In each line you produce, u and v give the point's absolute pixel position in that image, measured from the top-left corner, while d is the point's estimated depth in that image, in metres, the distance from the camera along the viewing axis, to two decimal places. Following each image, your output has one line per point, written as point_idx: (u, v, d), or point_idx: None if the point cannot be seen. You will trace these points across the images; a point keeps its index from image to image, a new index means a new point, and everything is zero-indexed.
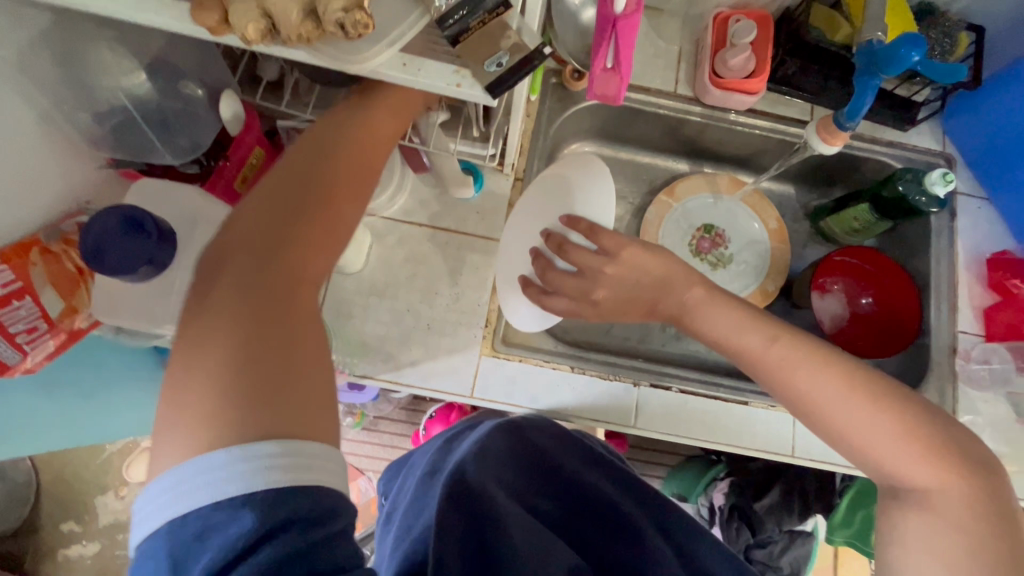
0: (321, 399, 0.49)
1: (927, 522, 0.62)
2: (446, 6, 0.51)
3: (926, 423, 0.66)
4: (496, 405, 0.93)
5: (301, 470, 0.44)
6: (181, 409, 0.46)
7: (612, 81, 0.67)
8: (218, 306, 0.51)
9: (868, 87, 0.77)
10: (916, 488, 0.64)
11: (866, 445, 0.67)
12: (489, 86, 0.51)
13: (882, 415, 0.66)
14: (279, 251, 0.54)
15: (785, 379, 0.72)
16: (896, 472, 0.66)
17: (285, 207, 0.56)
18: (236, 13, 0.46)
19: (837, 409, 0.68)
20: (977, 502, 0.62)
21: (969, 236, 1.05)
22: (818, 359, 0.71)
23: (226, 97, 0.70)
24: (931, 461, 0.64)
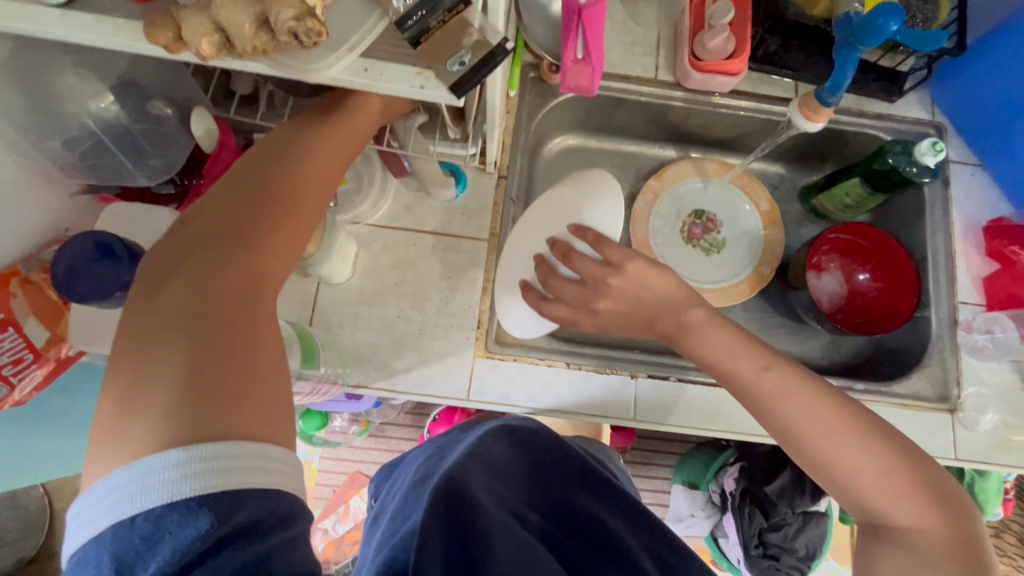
0: (284, 398, 0.51)
1: (906, 560, 0.65)
2: (405, 6, 0.49)
3: (908, 461, 0.69)
4: (493, 407, 0.92)
5: (254, 476, 0.44)
6: (128, 422, 0.45)
7: (585, 72, 0.65)
8: (173, 304, 0.51)
9: (848, 61, 0.75)
10: (897, 524, 0.67)
11: (852, 481, 0.70)
12: (453, 86, 0.50)
13: (868, 453, 0.69)
14: (237, 251, 0.55)
15: (772, 408, 0.74)
16: (879, 509, 0.69)
17: (244, 209, 0.57)
18: (188, 29, 0.45)
19: (827, 443, 0.71)
20: (954, 543, 0.65)
21: (964, 205, 1.04)
22: (812, 388, 0.73)
23: (197, 114, 0.69)
24: (914, 502, 0.67)
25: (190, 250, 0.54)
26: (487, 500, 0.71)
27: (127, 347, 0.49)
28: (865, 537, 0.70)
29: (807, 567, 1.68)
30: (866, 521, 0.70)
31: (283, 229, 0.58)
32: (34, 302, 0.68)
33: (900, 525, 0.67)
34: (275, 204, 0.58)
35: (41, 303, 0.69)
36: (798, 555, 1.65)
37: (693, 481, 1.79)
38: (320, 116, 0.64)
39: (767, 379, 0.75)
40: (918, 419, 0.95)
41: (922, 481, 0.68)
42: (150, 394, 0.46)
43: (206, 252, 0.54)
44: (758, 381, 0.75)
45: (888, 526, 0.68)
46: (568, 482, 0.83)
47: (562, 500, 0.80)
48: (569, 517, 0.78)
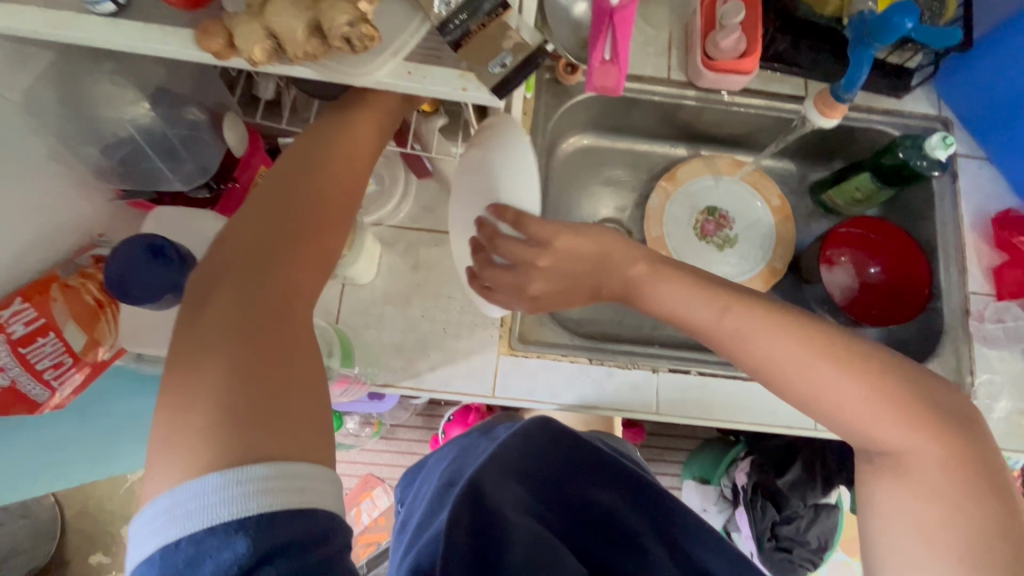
0: (321, 414, 0.51)
1: (906, 492, 0.61)
2: (446, 11, 0.51)
3: (900, 383, 0.64)
4: (518, 403, 0.93)
5: (293, 492, 0.44)
6: (174, 442, 0.46)
7: (611, 73, 0.66)
8: (209, 329, 0.52)
9: (863, 58, 0.77)
10: (886, 446, 0.63)
11: (843, 411, 0.66)
12: (495, 88, 0.51)
13: (842, 373, 0.65)
14: (266, 272, 0.55)
15: (730, 349, 0.72)
16: (872, 438, 0.64)
17: (269, 228, 0.57)
18: (241, 37, 0.47)
19: (810, 376, 0.67)
20: (959, 465, 0.60)
21: (972, 197, 1.06)
22: (775, 313, 0.71)
23: (231, 121, 0.71)
24: (908, 426, 0.62)
25: (222, 274, 0.55)
26: (509, 503, 0.76)
27: (171, 368, 0.50)
28: (860, 464, 0.66)
29: (819, 558, 1.70)
30: (859, 447, 0.67)
31: (310, 247, 0.59)
32: (74, 306, 0.69)
33: (889, 448, 0.63)
34: (302, 217, 0.59)
35: (79, 307, 0.69)
36: (811, 547, 1.67)
37: (704, 476, 1.83)
38: (339, 125, 0.64)
39: (725, 312, 0.73)
40: None
41: (906, 397, 0.64)
42: (192, 416, 0.47)
43: (237, 276, 0.55)
44: (716, 316, 0.73)
45: (880, 450, 0.64)
46: (587, 481, 0.85)
47: (581, 502, 0.83)
48: (589, 514, 0.82)
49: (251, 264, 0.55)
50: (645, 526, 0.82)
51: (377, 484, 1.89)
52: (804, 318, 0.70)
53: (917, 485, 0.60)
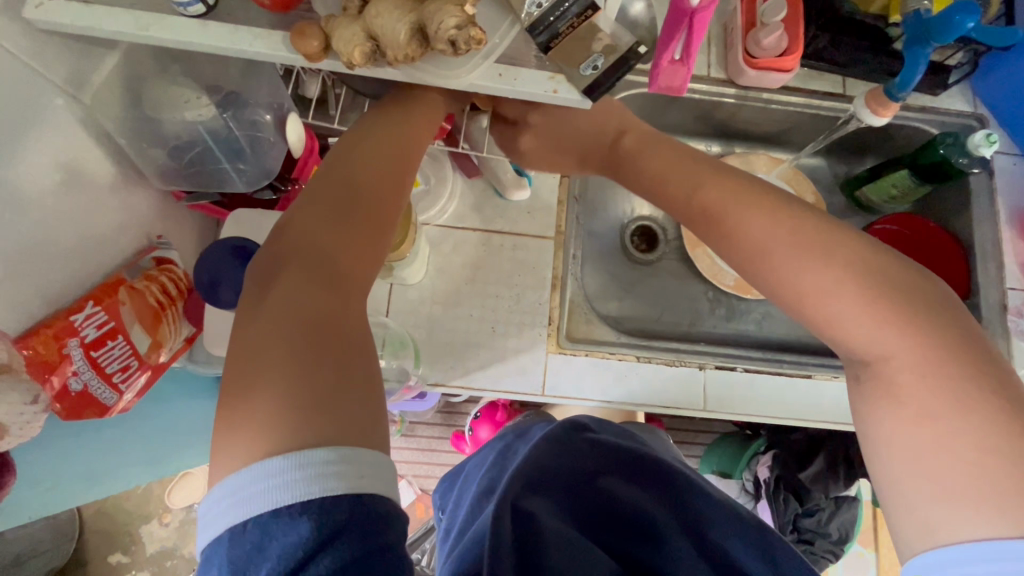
0: (381, 418, 0.47)
1: (895, 412, 0.55)
2: (537, 10, 0.51)
3: (885, 277, 0.58)
4: (566, 401, 0.94)
5: (355, 478, 0.41)
6: (233, 432, 0.44)
7: (679, 73, 0.68)
8: (263, 329, 0.47)
9: (919, 56, 0.77)
10: (873, 357, 0.57)
11: (825, 313, 0.59)
12: (585, 91, 0.52)
13: (818, 260, 0.59)
14: (322, 269, 0.51)
15: (713, 229, 0.67)
16: (849, 341, 0.58)
17: (324, 223, 0.53)
18: (340, 39, 0.47)
19: (785, 272, 0.61)
20: (943, 361, 0.54)
21: (1008, 194, 1.07)
22: (747, 201, 0.65)
23: (292, 121, 0.71)
24: (892, 327, 0.56)
25: (275, 272, 0.50)
26: (541, 510, 0.76)
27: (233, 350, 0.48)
28: (848, 387, 0.61)
29: (841, 549, 1.73)
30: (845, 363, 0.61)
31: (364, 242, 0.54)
32: (141, 306, 0.68)
33: (872, 359, 0.57)
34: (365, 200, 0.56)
35: (146, 308, 0.69)
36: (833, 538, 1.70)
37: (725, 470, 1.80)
38: (398, 114, 0.63)
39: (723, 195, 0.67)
40: None
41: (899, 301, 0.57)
42: (257, 416, 0.44)
43: (295, 271, 0.50)
44: (696, 199, 0.69)
45: (869, 366, 0.58)
46: (621, 482, 0.86)
47: (606, 502, 0.83)
48: (614, 508, 0.82)
49: (314, 245, 0.52)
50: (673, 522, 0.81)
51: (397, 479, 1.86)
52: (798, 208, 0.64)
53: (910, 405, 0.54)
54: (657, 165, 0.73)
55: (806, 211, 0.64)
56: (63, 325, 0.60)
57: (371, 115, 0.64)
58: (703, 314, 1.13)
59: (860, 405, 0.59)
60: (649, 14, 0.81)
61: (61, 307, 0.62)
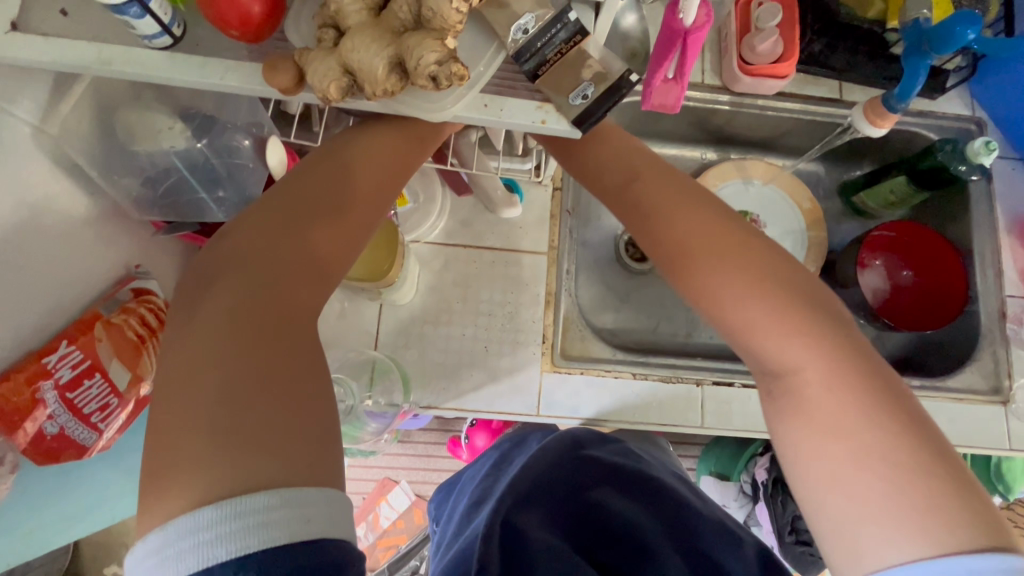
0: (330, 454, 0.45)
1: (802, 427, 0.53)
2: (522, 37, 0.48)
3: (790, 290, 0.57)
4: (562, 421, 0.92)
5: (298, 523, 0.38)
6: (163, 475, 0.41)
7: (673, 91, 0.66)
8: (198, 342, 0.46)
9: (919, 67, 0.75)
10: (783, 368, 0.56)
11: (738, 321, 0.58)
12: (575, 121, 0.49)
13: (734, 269, 0.59)
14: (267, 282, 0.50)
15: (643, 225, 0.64)
16: (765, 352, 0.57)
17: (273, 236, 0.53)
18: (316, 74, 0.44)
19: (707, 277, 0.59)
20: (838, 377, 0.53)
21: (1007, 199, 1.06)
22: (670, 199, 0.64)
23: (273, 144, 0.68)
24: (796, 336, 0.55)
25: (216, 282, 0.50)
26: (531, 523, 0.75)
27: (160, 381, 0.45)
28: (761, 402, 0.58)
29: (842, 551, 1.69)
30: (758, 377, 0.59)
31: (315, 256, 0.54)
32: (119, 339, 0.66)
33: (783, 371, 0.56)
34: (310, 222, 0.55)
35: (124, 339, 0.66)
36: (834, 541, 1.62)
37: (723, 472, 1.82)
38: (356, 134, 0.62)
39: (647, 190, 0.65)
40: (973, 412, 0.97)
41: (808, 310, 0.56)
42: (186, 444, 0.42)
43: (230, 296, 0.49)
44: (624, 192, 0.66)
45: (779, 378, 0.56)
46: (613, 494, 0.84)
47: (603, 516, 0.80)
48: (604, 520, 0.80)
49: (254, 270, 0.51)
50: (660, 533, 0.80)
51: (394, 486, 1.84)
52: (728, 211, 0.63)
53: (821, 419, 0.52)
54: (587, 154, 0.68)
55: (724, 213, 0.63)
56: (36, 368, 0.58)
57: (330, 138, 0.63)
58: (699, 324, 1.12)
59: (774, 421, 0.56)
60: (641, 26, 0.79)
61: (33, 348, 0.60)
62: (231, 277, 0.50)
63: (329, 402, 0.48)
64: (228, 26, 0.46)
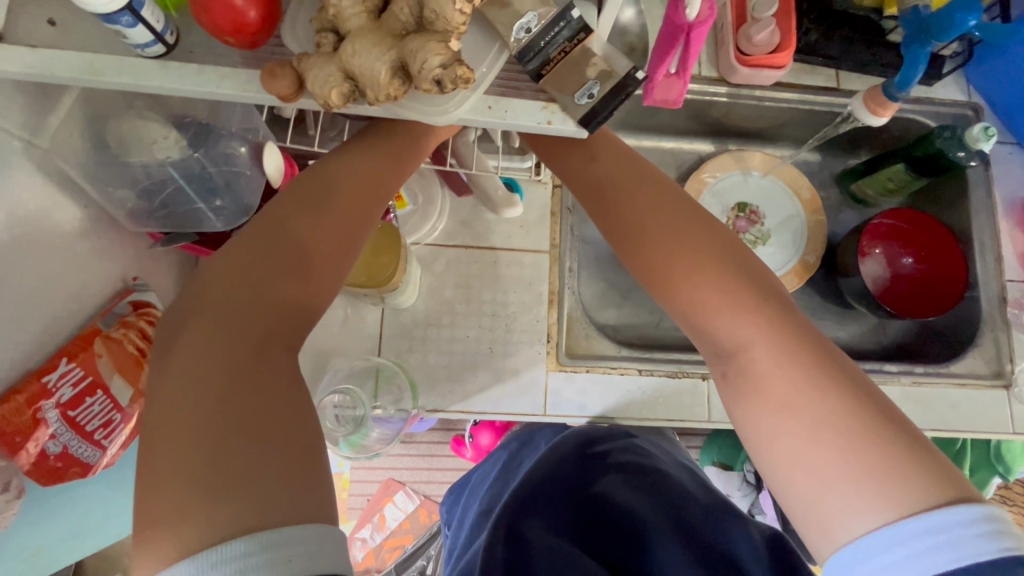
0: (320, 488, 0.44)
1: (760, 406, 0.52)
2: (525, 35, 0.47)
3: (734, 268, 0.58)
4: (569, 419, 0.92)
5: (284, 563, 0.38)
6: (147, 524, 0.40)
7: (674, 86, 0.66)
8: (186, 365, 0.47)
9: (919, 56, 0.75)
10: (735, 347, 0.55)
11: (691, 301, 0.58)
12: (582, 121, 0.48)
13: (683, 247, 0.59)
14: (244, 315, 0.49)
15: (600, 206, 0.65)
16: (717, 332, 0.56)
17: (254, 247, 0.53)
18: (316, 80, 0.43)
19: (660, 258, 0.60)
20: (787, 353, 0.52)
21: (1004, 184, 1.06)
22: (639, 191, 0.63)
23: (270, 150, 0.67)
24: (748, 313, 0.55)
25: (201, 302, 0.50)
26: (534, 530, 0.75)
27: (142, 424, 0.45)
28: (720, 386, 0.58)
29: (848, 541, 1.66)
30: (714, 360, 0.58)
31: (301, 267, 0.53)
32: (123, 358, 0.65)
33: (733, 353, 0.55)
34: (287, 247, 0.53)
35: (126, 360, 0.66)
36: None
37: (725, 461, 1.80)
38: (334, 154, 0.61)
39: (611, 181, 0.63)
40: (974, 396, 0.98)
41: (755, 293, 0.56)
42: (166, 490, 0.41)
43: (208, 333, 0.48)
44: (586, 173, 0.66)
45: (734, 358, 0.55)
46: (620, 487, 0.85)
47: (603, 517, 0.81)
48: (607, 517, 0.80)
49: (232, 303, 0.50)
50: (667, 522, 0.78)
51: (400, 488, 1.83)
52: (680, 193, 0.64)
53: (776, 397, 0.51)
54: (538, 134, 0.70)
55: (688, 205, 0.62)
56: (36, 389, 0.57)
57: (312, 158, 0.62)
58: None
59: (735, 406, 0.56)
60: (639, 20, 0.78)
61: (33, 367, 0.58)
62: (209, 311, 0.49)
63: (314, 433, 0.47)
64: (224, 34, 0.44)
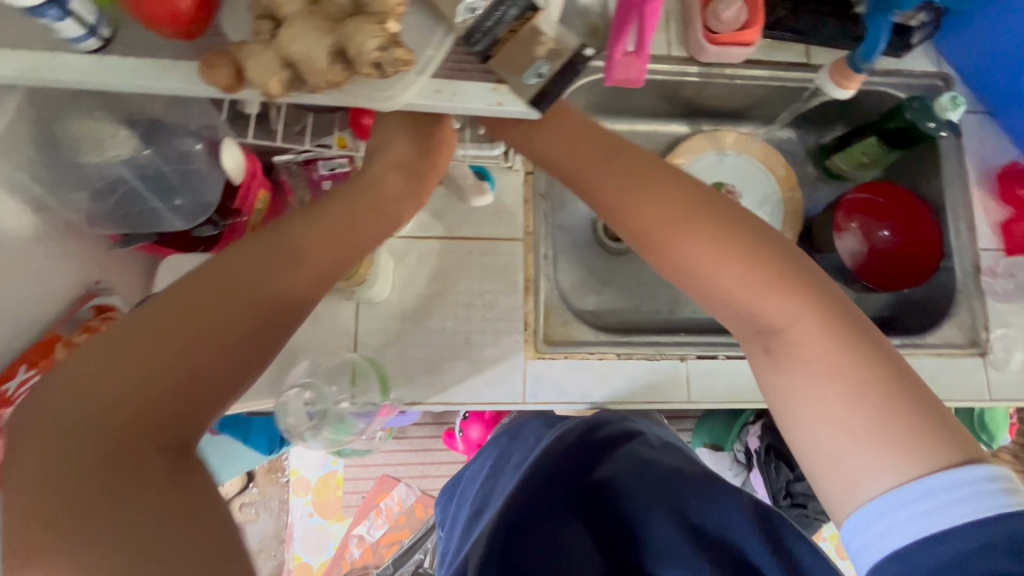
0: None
1: (809, 385, 0.56)
2: (471, 18, 0.47)
3: (774, 251, 0.60)
4: (550, 407, 0.91)
5: None
6: None
7: (633, 65, 0.64)
8: (102, 419, 0.42)
9: (882, 27, 0.75)
10: (779, 328, 0.58)
11: (730, 289, 0.60)
12: (532, 101, 0.48)
13: (715, 234, 0.60)
14: (179, 376, 0.46)
15: (616, 202, 0.65)
16: (760, 311, 0.59)
17: (202, 298, 0.49)
18: (255, 68, 0.42)
19: (696, 248, 0.60)
20: (829, 327, 0.57)
21: (977, 153, 1.06)
22: (674, 191, 0.63)
23: (227, 147, 0.66)
24: (787, 296, 0.58)
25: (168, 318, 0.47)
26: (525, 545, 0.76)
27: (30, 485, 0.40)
28: (759, 361, 0.61)
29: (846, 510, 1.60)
30: (752, 337, 0.61)
31: (284, 308, 0.52)
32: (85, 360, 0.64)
33: (779, 328, 0.58)
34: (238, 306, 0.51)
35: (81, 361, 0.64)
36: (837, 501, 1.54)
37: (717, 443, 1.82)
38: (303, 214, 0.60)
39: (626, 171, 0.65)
40: (952, 366, 0.98)
41: (804, 281, 0.59)
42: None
43: (134, 389, 0.44)
44: (609, 161, 0.66)
45: (778, 337, 0.58)
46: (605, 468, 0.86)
47: (583, 502, 0.83)
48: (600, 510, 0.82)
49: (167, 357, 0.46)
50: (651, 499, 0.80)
51: (397, 484, 1.83)
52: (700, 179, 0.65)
53: (822, 367, 0.56)
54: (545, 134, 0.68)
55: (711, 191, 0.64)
56: None
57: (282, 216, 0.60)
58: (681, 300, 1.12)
59: (772, 381, 0.59)
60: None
61: None
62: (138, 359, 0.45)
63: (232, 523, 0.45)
64: (160, 23, 0.43)
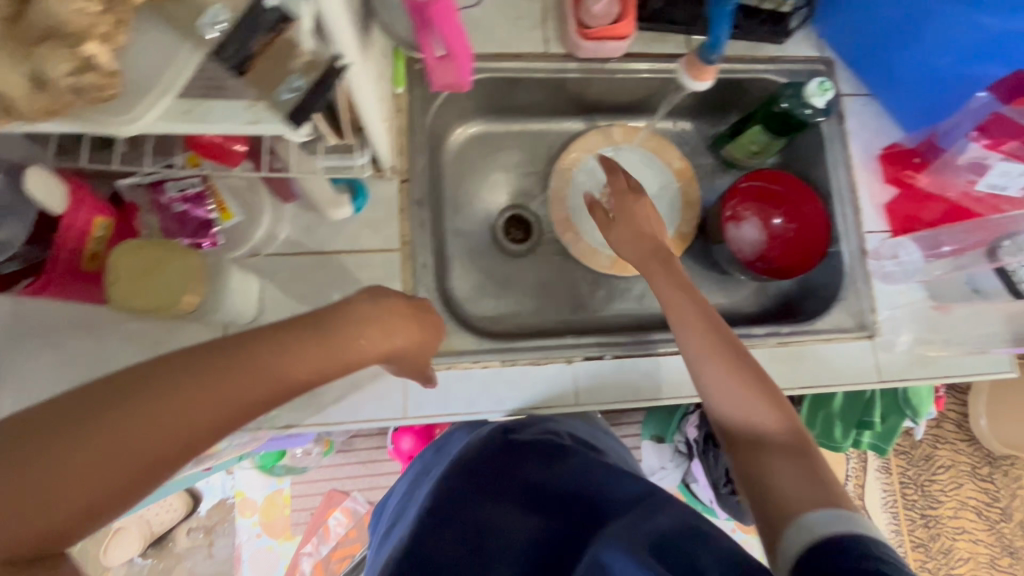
0: None
1: (779, 455, 0.73)
2: (216, 31, 0.44)
3: (732, 357, 0.79)
4: (434, 420, 0.90)
5: None
6: None
7: (451, 69, 0.76)
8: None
9: (723, 16, 0.74)
10: (752, 434, 0.76)
11: (718, 398, 0.79)
12: (290, 115, 0.50)
13: (720, 364, 0.79)
14: (49, 495, 0.47)
15: (674, 301, 0.86)
16: (741, 415, 0.77)
17: (119, 425, 0.50)
18: None
19: (708, 366, 0.80)
20: (774, 402, 0.77)
21: (860, 136, 1.07)
22: (700, 314, 0.83)
23: (32, 174, 0.65)
24: (758, 401, 0.77)
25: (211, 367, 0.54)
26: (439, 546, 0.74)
27: None
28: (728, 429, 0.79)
29: None
30: (727, 438, 0.79)
31: (266, 392, 0.56)
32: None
33: (760, 436, 0.75)
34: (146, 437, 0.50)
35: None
36: None
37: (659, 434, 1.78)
38: (279, 348, 0.57)
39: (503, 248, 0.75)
40: (841, 350, 1.00)
41: (745, 374, 0.78)
42: None
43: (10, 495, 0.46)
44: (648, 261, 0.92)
45: (746, 446, 0.76)
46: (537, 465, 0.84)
47: (521, 497, 0.80)
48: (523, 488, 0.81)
49: (54, 481, 0.47)
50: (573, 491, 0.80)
51: (345, 497, 1.66)
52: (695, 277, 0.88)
53: (761, 416, 0.76)
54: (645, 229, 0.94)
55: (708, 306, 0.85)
56: None
57: (273, 328, 0.59)
58: (581, 299, 1.11)
59: (735, 448, 0.78)
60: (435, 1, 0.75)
61: None
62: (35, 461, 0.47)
63: None
64: None
